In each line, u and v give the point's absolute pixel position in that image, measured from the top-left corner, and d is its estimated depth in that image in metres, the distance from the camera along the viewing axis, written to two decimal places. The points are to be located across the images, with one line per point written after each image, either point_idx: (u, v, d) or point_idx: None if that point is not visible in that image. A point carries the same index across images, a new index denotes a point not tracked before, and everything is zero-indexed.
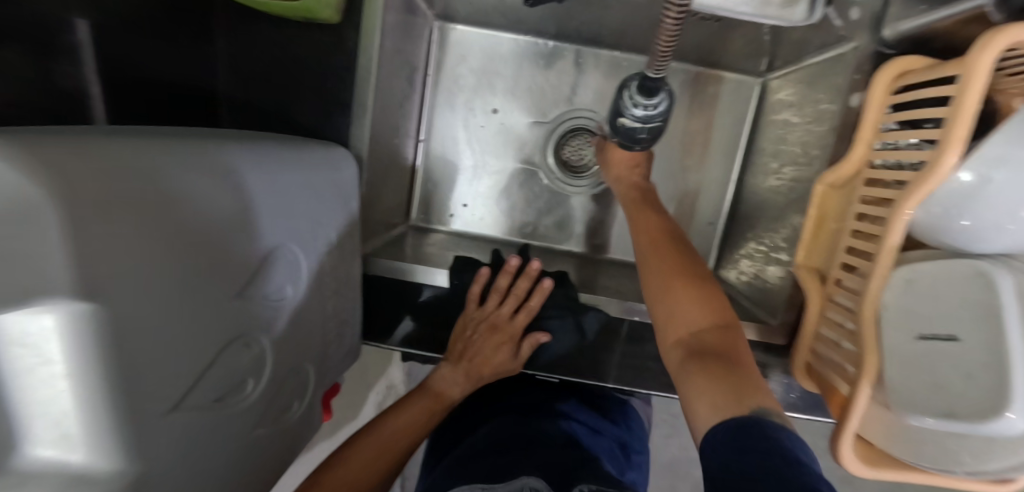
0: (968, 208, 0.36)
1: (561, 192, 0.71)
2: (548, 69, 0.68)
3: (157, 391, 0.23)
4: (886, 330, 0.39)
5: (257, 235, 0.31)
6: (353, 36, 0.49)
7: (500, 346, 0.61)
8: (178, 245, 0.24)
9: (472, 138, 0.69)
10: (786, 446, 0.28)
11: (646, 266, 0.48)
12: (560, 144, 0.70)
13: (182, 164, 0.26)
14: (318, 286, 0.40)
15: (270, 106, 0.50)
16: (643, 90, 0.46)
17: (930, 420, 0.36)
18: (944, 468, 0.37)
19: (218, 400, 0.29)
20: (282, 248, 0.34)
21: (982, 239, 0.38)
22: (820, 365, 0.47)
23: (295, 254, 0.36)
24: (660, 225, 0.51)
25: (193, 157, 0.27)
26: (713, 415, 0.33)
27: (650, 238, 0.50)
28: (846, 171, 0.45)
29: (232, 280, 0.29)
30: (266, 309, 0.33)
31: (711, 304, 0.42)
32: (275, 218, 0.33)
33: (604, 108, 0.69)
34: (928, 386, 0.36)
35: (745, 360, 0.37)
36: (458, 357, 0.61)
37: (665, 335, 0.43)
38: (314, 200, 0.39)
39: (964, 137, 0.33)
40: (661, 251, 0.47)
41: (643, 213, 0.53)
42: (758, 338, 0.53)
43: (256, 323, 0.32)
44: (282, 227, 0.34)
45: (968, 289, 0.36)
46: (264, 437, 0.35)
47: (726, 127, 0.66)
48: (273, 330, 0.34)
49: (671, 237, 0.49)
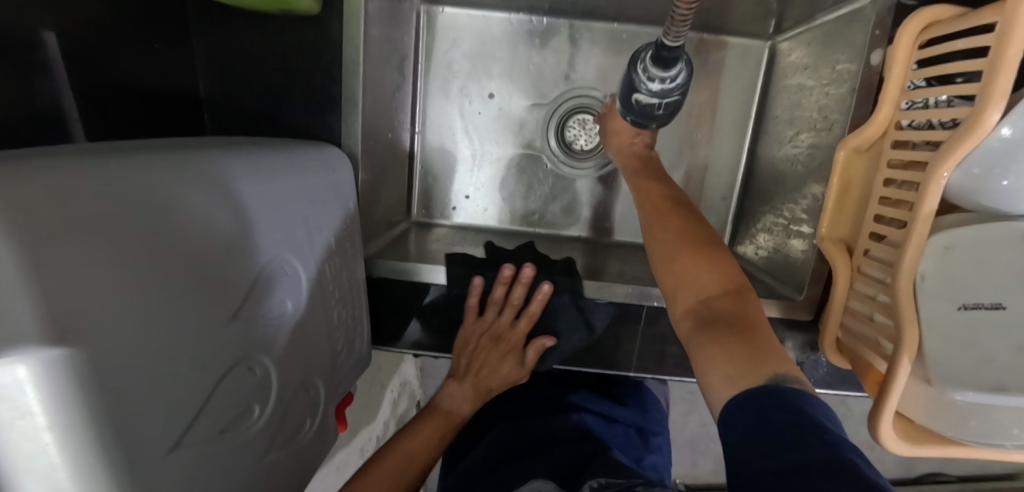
0: (1012, 167, 0.33)
1: (566, 176, 0.68)
2: (544, 47, 0.65)
3: (152, 431, 0.22)
4: (925, 300, 0.37)
5: (251, 250, 0.29)
6: (336, 26, 0.47)
7: (506, 356, 0.58)
8: (161, 270, 0.22)
9: (469, 126, 0.66)
10: (819, 424, 0.26)
11: (652, 237, 0.45)
12: (561, 126, 0.67)
13: (162, 179, 0.24)
14: (321, 295, 0.38)
15: (259, 107, 0.50)
16: (658, 63, 0.44)
17: (973, 394, 0.36)
18: (992, 442, 0.37)
19: (223, 430, 0.27)
20: (278, 261, 0.32)
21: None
22: (851, 339, 0.45)
23: (293, 266, 0.34)
24: (664, 192, 0.48)
25: (173, 171, 0.25)
26: (727, 387, 0.31)
27: (653, 206, 0.47)
28: (870, 134, 0.42)
29: (226, 300, 0.27)
30: (266, 327, 0.31)
31: (720, 269, 0.39)
32: (268, 229, 0.31)
33: (605, 84, 0.66)
34: (977, 359, 0.37)
35: (759, 325, 0.35)
36: (465, 371, 0.59)
37: (674, 304, 0.40)
38: (310, 205, 0.37)
39: (1007, 91, 0.31)
40: (666, 220, 0.44)
41: (645, 184, 0.50)
42: (780, 314, 0.51)
43: (256, 343, 0.30)
44: (276, 238, 0.32)
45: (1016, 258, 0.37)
46: (276, 462, 0.34)
47: (735, 95, 0.62)
48: (276, 349, 0.32)
49: (675, 203, 0.46)
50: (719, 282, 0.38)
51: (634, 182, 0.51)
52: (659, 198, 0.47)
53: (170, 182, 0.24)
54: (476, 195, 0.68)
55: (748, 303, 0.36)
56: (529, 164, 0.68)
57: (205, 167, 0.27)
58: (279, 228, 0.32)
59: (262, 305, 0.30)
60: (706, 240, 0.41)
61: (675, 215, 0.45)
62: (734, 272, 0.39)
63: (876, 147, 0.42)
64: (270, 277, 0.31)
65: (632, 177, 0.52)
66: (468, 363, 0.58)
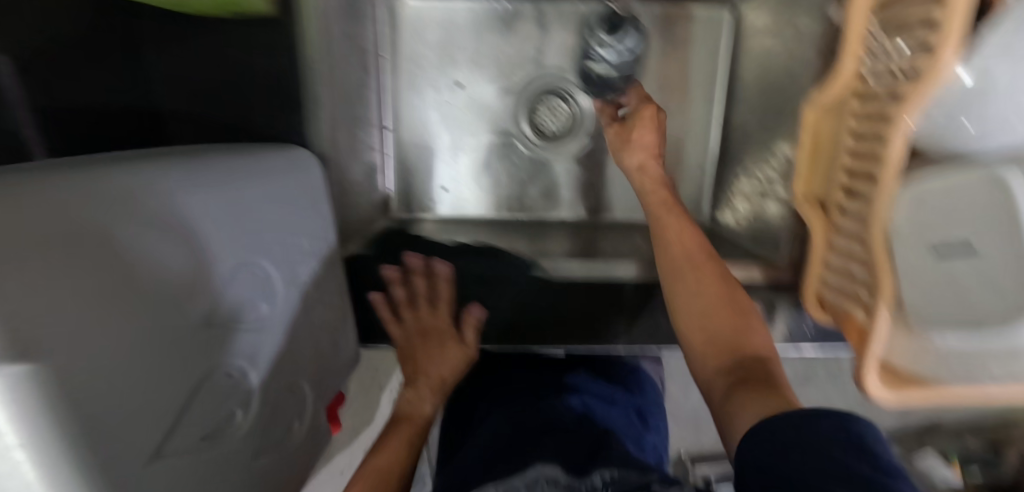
0: (971, 108, 0.35)
1: (542, 159, 0.68)
2: (509, 33, 0.65)
3: (131, 444, 0.22)
4: (897, 249, 0.39)
5: (214, 262, 0.29)
6: (293, 25, 0.44)
7: (444, 344, 0.55)
8: (126, 289, 0.23)
9: (442, 116, 0.66)
10: (862, 440, 0.24)
11: (675, 279, 0.43)
12: (533, 110, 0.67)
13: (117, 192, 0.24)
14: (298, 290, 0.38)
15: (227, 118, 0.47)
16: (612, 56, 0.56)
17: (952, 336, 0.37)
18: (974, 378, 0.38)
19: (207, 437, 0.28)
20: (250, 266, 0.33)
21: (989, 137, 0.36)
22: (830, 294, 0.46)
23: (265, 269, 0.34)
24: (689, 228, 0.46)
25: (130, 182, 0.25)
26: (756, 418, 0.31)
27: (686, 245, 0.45)
28: (834, 91, 0.42)
29: (197, 310, 0.28)
30: (243, 333, 0.32)
31: (748, 334, 0.39)
32: (234, 235, 0.31)
33: (572, 65, 0.66)
34: (951, 300, 0.36)
35: (787, 384, 0.35)
36: (414, 374, 0.53)
37: (700, 357, 0.40)
38: (284, 206, 0.37)
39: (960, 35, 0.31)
40: (701, 272, 0.43)
41: (671, 215, 0.47)
42: (765, 278, 0.52)
43: (231, 351, 0.31)
44: (244, 243, 0.32)
45: (987, 199, 0.33)
46: (266, 466, 0.35)
47: (703, 64, 0.63)
48: (258, 361, 0.33)
49: (709, 252, 0.44)
50: (744, 345, 0.39)
51: (655, 212, 0.48)
52: (691, 237, 0.45)
53: (124, 190, 0.24)
54: (455, 186, 0.68)
55: (776, 367, 0.37)
56: (506, 151, 0.67)
57: (159, 174, 0.27)
58: (242, 232, 0.32)
59: (231, 310, 0.30)
60: (734, 300, 0.41)
61: (707, 267, 0.43)
62: (757, 332, 0.40)
63: (840, 103, 0.43)
64: (237, 284, 0.31)
65: (650, 207, 0.49)
66: (411, 363, 0.53)
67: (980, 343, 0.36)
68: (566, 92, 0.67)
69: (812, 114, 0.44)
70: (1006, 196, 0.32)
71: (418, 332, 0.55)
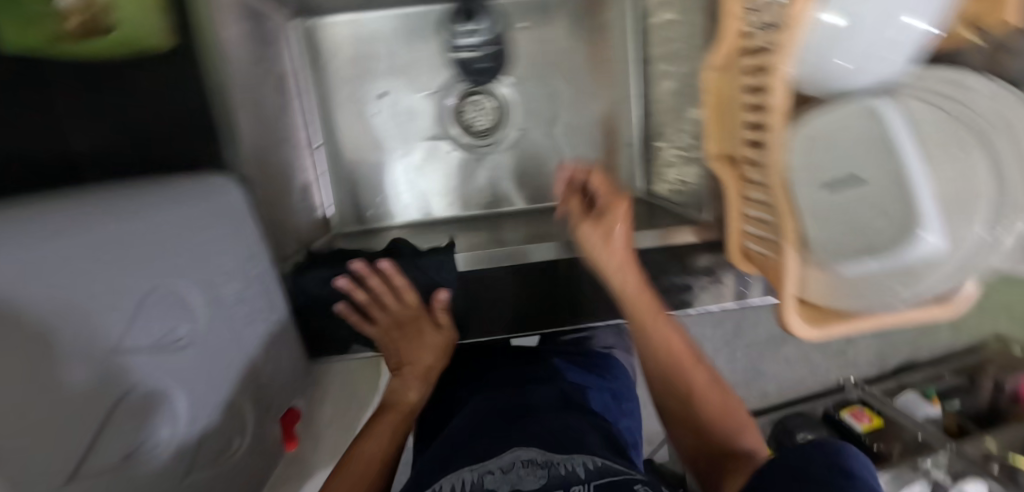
0: (836, 47, 0.57)
1: (475, 157, 1.01)
2: (416, 42, 0.96)
3: (57, 469, 0.38)
4: (807, 218, 0.62)
5: (122, 330, 0.46)
6: (186, 47, 0.64)
7: (420, 333, 0.78)
8: (58, 374, 0.38)
9: (382, 124, 0.98)
10: (850, 462, 0.46)
11: (645, 347, 0.73)
12: (460, 112, 1.00)
13: (32, 279, 0.37)
14: (217, 298, 0.60)
15: (142, 134, 0.68)
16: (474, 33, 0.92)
17: (868, 263, 0.59)
18: (892, 305, 0.60)
19: (130, 456, 0.47)
20: (153, 326, 0.50)
21: (839, 78, 0.61)
22: (754, 243, 0.55)
23: (180, 322, 0.53)
24: (680, 340, 0.73)
25: (28, 256, 0.38)
26: None
27: (649, 308, 0.72)
28: (726, 50, 0.50)
29: (113, 360, 0.44)
30: (162, 381, 0.50)
31: (736, 425, 0.71)
32: (115, 304, 0.45)
33: (455, 77, 0.98)
34: (851, 231, 0.62)
35: (734, 413, 0.72)
36: (400, 364, 0.77)
37: (654, 364, 0.73)
38: (179, 211, 0.55)
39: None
40: (694, 371, 0.72)
41: (662, 325, 0.72)
42: (698, 238, 0.74)
43: (162, 393, 0.50)
44: (118, 312, 0.46)
45: (862, 128, 0.61)
46: (194, 467, 0.56)
47: (559, 80, 0.98)
48: (178, 421, 0.52)
49: (685, 337, 0.73)
50: (728, 417, 0.71)
51: (646, 327, 0.72)
52: (661, 319, 0.72)
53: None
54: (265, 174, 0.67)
55: (756, 461, 0.69)
56: (434, 147, 1.00)
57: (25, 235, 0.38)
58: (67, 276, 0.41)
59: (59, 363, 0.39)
60: (722, 397, 0.72)
61: (700, 371, 0.72)
62: (705, 394, 0.71)
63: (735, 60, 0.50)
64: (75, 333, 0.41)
65: (638, 303, 0.72)
66: (395, 350, 0.77)
67: (893, 262, 0.58)
68: (481, 95, 0.99)
69: (713, 74, 0.53)
70: (875, 125, 0.59)
71: (393, 323, 0.78)
